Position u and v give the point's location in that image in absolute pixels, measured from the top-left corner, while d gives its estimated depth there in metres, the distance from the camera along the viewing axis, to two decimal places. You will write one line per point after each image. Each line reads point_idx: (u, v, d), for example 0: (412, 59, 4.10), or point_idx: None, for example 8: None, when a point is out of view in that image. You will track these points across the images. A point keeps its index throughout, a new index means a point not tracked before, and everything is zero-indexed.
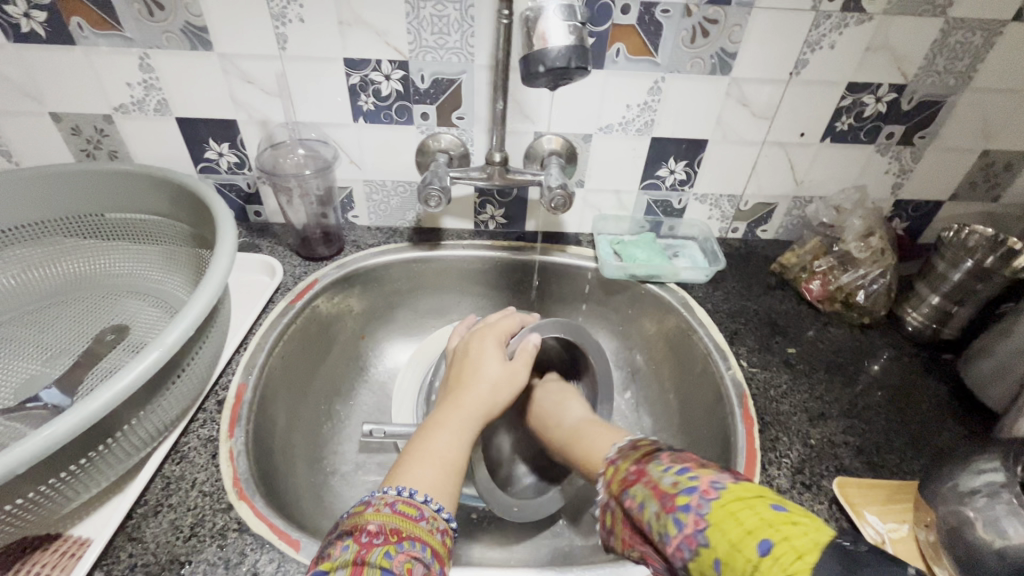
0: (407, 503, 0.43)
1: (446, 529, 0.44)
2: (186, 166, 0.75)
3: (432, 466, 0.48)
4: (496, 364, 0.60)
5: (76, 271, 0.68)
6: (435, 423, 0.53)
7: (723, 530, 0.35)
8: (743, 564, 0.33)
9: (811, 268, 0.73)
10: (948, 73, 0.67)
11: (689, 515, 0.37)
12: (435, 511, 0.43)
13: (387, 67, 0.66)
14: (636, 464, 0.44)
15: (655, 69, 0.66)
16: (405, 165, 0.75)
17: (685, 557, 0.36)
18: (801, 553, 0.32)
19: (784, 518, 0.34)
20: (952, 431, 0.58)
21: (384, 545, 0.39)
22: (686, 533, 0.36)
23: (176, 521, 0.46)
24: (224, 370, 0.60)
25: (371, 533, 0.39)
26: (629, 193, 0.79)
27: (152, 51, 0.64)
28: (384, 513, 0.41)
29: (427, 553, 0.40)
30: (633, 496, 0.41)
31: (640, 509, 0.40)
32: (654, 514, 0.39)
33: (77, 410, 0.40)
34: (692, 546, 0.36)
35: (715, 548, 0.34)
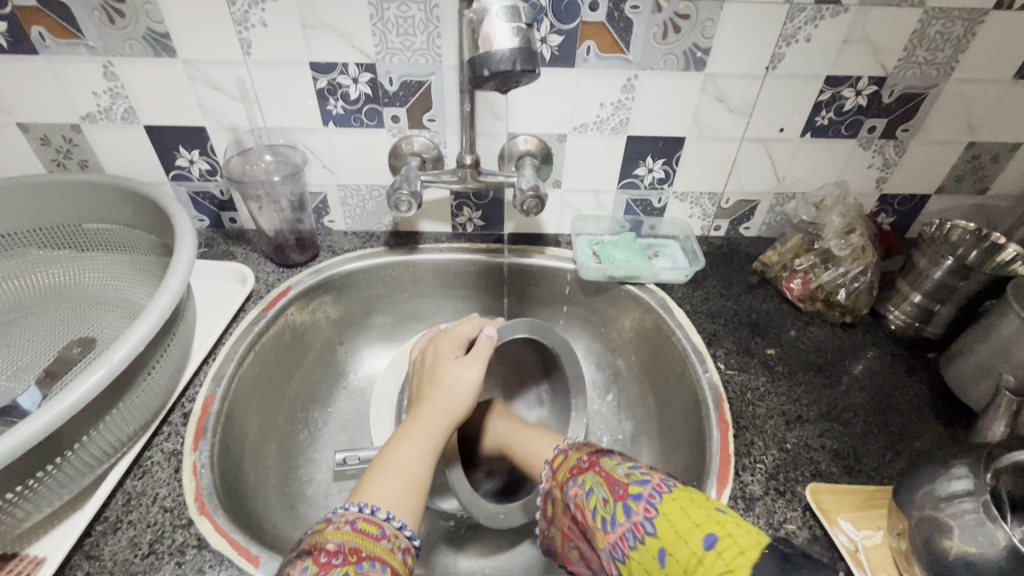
0: (368, 520, 0.42)
1: (408, 547, 0.43)
2: (158, 174, 0.74)
3: (394, 481, 0.47)
4: (451, 368, 0.60)
5: (47, 282, 0.68)
6: (397, 436, 0.53)
7: (671, 520, 0.39)
8: (686, 553, 0.37)
9: (792, 267, 0.72)
10: (928, 65, 0.65)
11: (639, 502, 0.41)
12: (397, 529, 0.43)
13: (354, 70, 0.65)
14: (587, 455, 0.49)
15: (627, 66, 0.65)
16: (378, 169, 0.74)
17: (628, 541, 0.40)
18: (743, 548, 0.36)
19: (727, 520, 0.38)
20: (932, 433, 0.57)
21: (343, 566, 0.38)
22: (635, 518, 0.41)
23: (135, 538, 0.46)
24: (191, 381, 0.59)
25: (330, 552, 0.39)
26: (608, 193, 0.78)
27: (116, 59, 0.63)
28: (344, 532, 0.41)
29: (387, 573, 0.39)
30: (582, 482, 0.47)
31: (589, 494, 0.45)
32: (602, 499, 0.44)
33: (25, 427, 0.39)
34: (638, 532, 0.40)
35: (662, 536, 0.39)
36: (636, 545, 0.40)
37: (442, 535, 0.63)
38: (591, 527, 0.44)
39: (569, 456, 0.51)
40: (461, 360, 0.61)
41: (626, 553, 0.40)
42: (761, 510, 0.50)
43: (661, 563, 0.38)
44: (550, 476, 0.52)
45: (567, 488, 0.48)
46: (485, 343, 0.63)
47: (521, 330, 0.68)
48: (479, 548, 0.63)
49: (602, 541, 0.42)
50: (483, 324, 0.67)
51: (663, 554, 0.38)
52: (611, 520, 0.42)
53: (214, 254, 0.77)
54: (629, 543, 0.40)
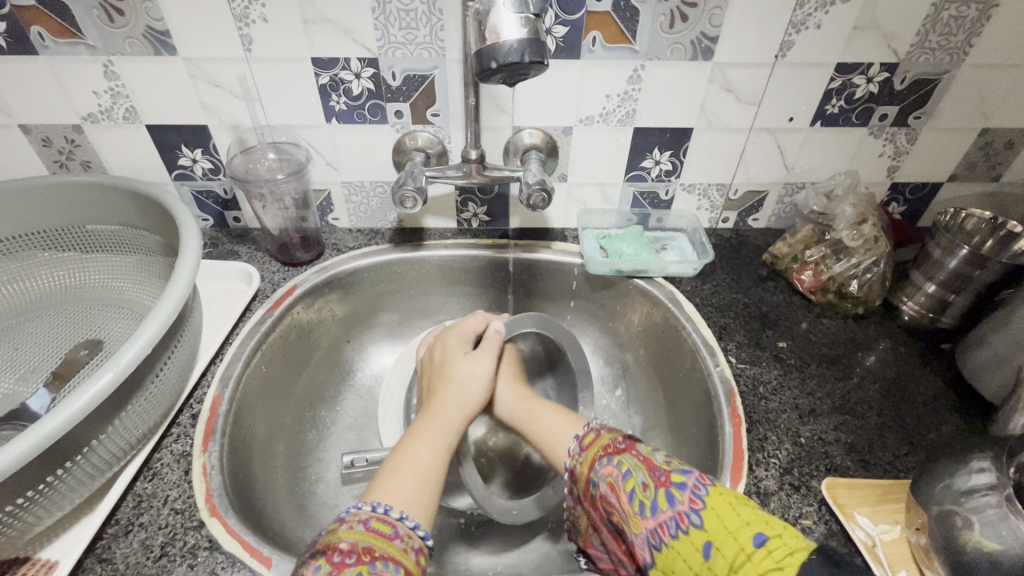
0: (381, 520, 0.42)
1: (422, 547, 0.43)
2: (160, 173, 0.74)
3: (409, 479, 0.47)
4: (461, 366, 0.60)
5: (52, 284, 0.68)
6: (409, 435, 0.52)
7: (719, 514, 0.38)
8: (736, 547, 0.36)
9: (803, 258, 0.71)
10: (941, 50, 0.64)
11: (684, 491, 0.41)
12: (410, 529, 0.42)
13: (357, 65, 0.64)
14: (622, 439, 0.49)
15: (633, 57, 0.64)
16: (382, 166, 0.73)
17: (669, 530, 0.40)
18: (793, 549, 0.35)
19: (772, 520, 0.38)
20: (949, 425, 0.56)
21: (356, 565, 0.38)
22: (679, 507, 0.40)
23: (147, 541, 0.46)
24: (199, 382, 0.59)
25: (344, 552, 0.38)
26: (614, 186, 0.77)
27: (116, 58, 0.63)
28: (357, 531, 0.40)
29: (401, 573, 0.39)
30: (619, 464, 0.46)
31: (627, 477, 0.44)
32: (642, 484, 0.43)
33: (35, 430, 0.39)
34: (683, 521, 0.39)
35: (709, 529, 0.38)
36: (678, 534, 0.39)
37: (453, 532, 0.63)
38: (625, 509, 0.43)
39: (601, 438, 0.50)
40: (470, 357, 0.61)
41: (665, 540, 0.40)
42: (776, 505, 0.49)
43: (708, 555, 0.37)
44: (578, 455, 0.51)
45: (599, 467, 0.47)
46: (495, 340, 0.63)
47: (529, 325, 0.67)
48: (491, 545, 0.62)
49: (639, 526, 0.42)
50: (490, 320, 0.67)
51: (709, 547, 0.37)
52: (652, 505, 0.41)
53: (219, 254, 0.77)
54: (670, 531, 0.40)
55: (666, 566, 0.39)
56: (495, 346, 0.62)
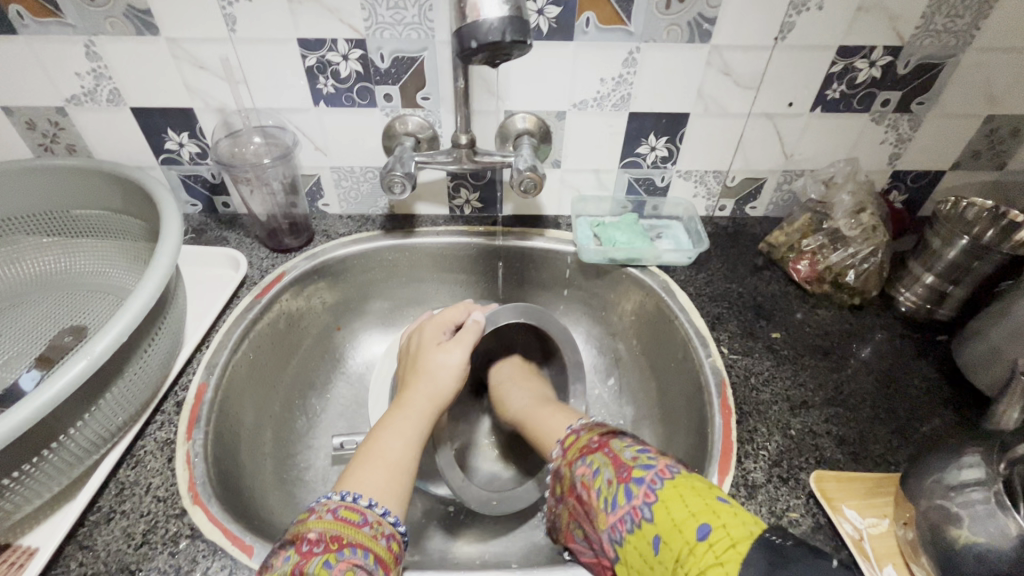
0: (350, 508, 0.42)
1: (393, 534, 0.42)
2: (147, 157, 0.73)
3: (379, 468, 0.46)
4: (436, 355, 0.59)
5: (37, 269, 0.67)
6: (381, 425, 0.52)
7: (667, 506, 0.37)
8: (680, 542, 0.35)
9: (799, 247, 0.70)
10: (947, 33, 0.62)
11: (640, 486, 0.40)
12: (379, 516, 0.42)
13: (344, 46, 0.62)
14: (599, 436, 0.48)
15: (628, 38, 0.62)
16: (372, 150, 0.72)
17: (626, 524, 0.39)
18: (735, 540, 0.34)
19: (725, 509, 0.36)
20: (942, 419, 0.55)
21: (324, 554, 0.37)
22: (634, 502, 0.39)
23: (128, 528, 0.45)
24: (184, 369, 0.58)
25: (312, 541, 0.38)
26: (609, 172, 0.75)
27: (97, 38, 0.61)
28: (325, 521, 0.40)
29: (370, 560, 0.39)
30: (591, 463, 0.45)
31: (596, 475, 0.44)
32: (608, 481, 0.42)
33: (1, 423, 0.38)
34: (636, 516, 0.39)
35: (657, 523, 0.37)
36: (633, 529, 0.39)
37: (441, 520, 0.63)
38: (594, 507, 0.43)
39: (579, 438, 0.50)
40: (445, 346, 0.60)
41: (624, 535, 0.39)
42: (764, 497, 0.49)
43: (655, 549, 0.37)
44: (559, 458, 0.50)
45: (575, 467, 0.47)
46: (474, 329, 0.62)
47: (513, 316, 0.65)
48: (478, 534, 0.62)
49: (603, 522, 0.41)
50: (472, 309, 0.65)
51: (658, 541, 0.37)
52: (613, 501, 0.41)
53: (208, 239, 0.76)
54: (627, 526, 0.39)
55: (626, 560, 0.39)
56: (470, 334, 0.61)
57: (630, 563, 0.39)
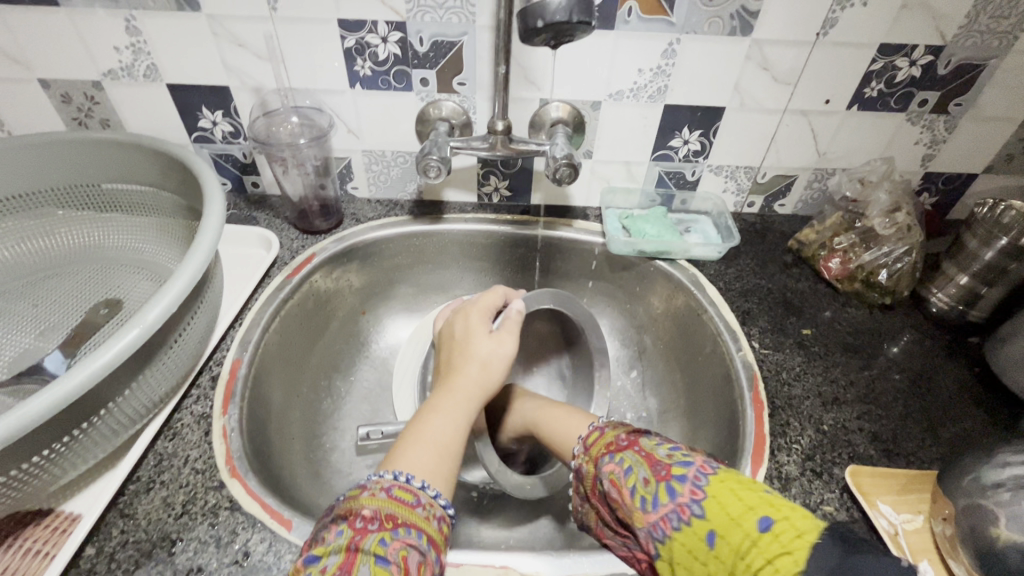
0: (403, 488, 0.41)
1: (444, 516, 0.42)
2: (180, 135, 0.73)
3: (430, 452, 0.46)
4: (484, 342, 0.58)
5: (74, 242, 0.68)
6: (429, 409, 0.51)
7: (721, 502, 0.38)
8: (741, 538, 0.35)
9: (831, 245, 0.70)
10: (990, 34, 0.61)
11: (684, 484, 0.40)
12: (432, 498, 0.42)
13: (384, 29, 0.62)
14: (625, 434, 0.47)
15: (670, 29, 0.62)
16: (404, 135, 0.72)
17: (671, 523, 0.39)
18: (800, 532, 0.34)
19: (780, 502, 0.37)
20: (975, 419, 0.55)
21: (379, 532, 0.38)
22: (681, 499, 0.39)
23: (167, 498, 0.46)
24: (219, 346, 0.59)
25: (366, 518, 0.38)
26: (640, 164, 0.75)
27: (138, 13, 0.61)
28: (379, 498, 0.40)
29: (423, 541, 0.39)
30: (621, 460, 0.45)
31: (628, 472, 0.43)
32: (643, 480, 0.42)
33: (46, 394, 0.38)
34: (684, 513, 0.38)
35: (711, 518, 0.37)
36: (681, 525, 0.38)
37: (467, 504, 0.63)
38: (627, 504, 0.42)
39: (601, 434, 0.49)
40: (494, 334, 0.59)
41: (669, 533, 0.39)
42: (798, 490, 0.49)
43: (711, 545, 0.36)
44: (581, 455, 0.50)
45: (602, 465, 0.46)
46: (517, 316, 0.62)
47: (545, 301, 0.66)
48: (503, 520, 0.62)
49: (641, 521, 0.41)
50: (509, 295, 0.65)
51: (713, 537, 0.37)
52: (652, 500, 0.40)
53: (238, 219, 0.76)
54: (672, 523, 0.39)
55: (672, 559, 0.39)
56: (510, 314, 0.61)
57: (676, 560, 0.39)
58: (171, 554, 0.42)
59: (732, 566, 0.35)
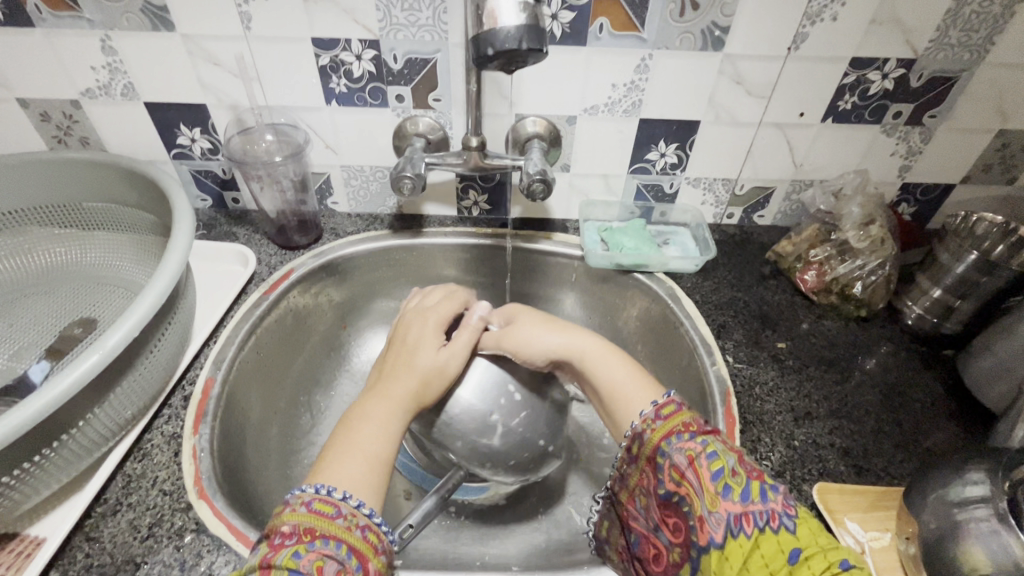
0: (324, 501, 0.40)
1: (370, 525, 0.40)
2: (158, 152, 0.73)
3: (356, 465, 0.44)
4: (430, 355, 0.53)
5: (52, 260, 0.68)
6: (358, 420, 0.48)
7: (811, 529, 0.36)
8: (824, 564, 0.34)
9: (807, 258, 0.70)
10: (961, 47, 0.62)
11: (778, 494, 0.38)
12: (354, 508, 0.40)
13: (358, 47, 0.62)
14: (706, 421, 0.45)
15: (642, 45, 0.62)
16: (382, 150, 0.72)
17: (756, 522, 0.37)
18: None
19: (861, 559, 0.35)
20: (947, 433, 0.55)
21: (293, 545, 0.37)
22: (772, 505, 0.38)
23: (134, 521, 0.46)
24: (192, 364, 0.59)
25: (284, 535, 0.38)
26: (618, 177, 0.76)
27: (113, 33, 0.62)
28: (299, 513, 0.39)
29: (342, 550, 0.38)
30: (704, 442, 0.42)
31: (711, 456, 0.41)
32: (731, 469, 0.40)
33: (5, 421, 0.38)
34: (775, 520, 0.37)
35: (800, 537, 0.36)
36: (765, 529, 0.37)
37: (443, 520, 0.63)
38: (702, 485, 0.40)
39: (682, 411, 0.45)
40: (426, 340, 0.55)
41: (748, 530, 0.37)
42: None
43: (796, 559, 0.34)
44: (652, 420, 0.45)
45: (677, 441, 0.43)
46: (474, 327, 0.57)
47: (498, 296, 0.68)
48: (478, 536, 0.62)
49: (715, 505, 0.39)
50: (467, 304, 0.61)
51: (796, 554, 0.35)
52: (742, 492, 0.38)
53: (217, 234, 0.76)
54: (757, 523, 0.37)
55: (734, 555, 0.37)
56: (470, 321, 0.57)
57: (736, 558, 0.36)
58: None
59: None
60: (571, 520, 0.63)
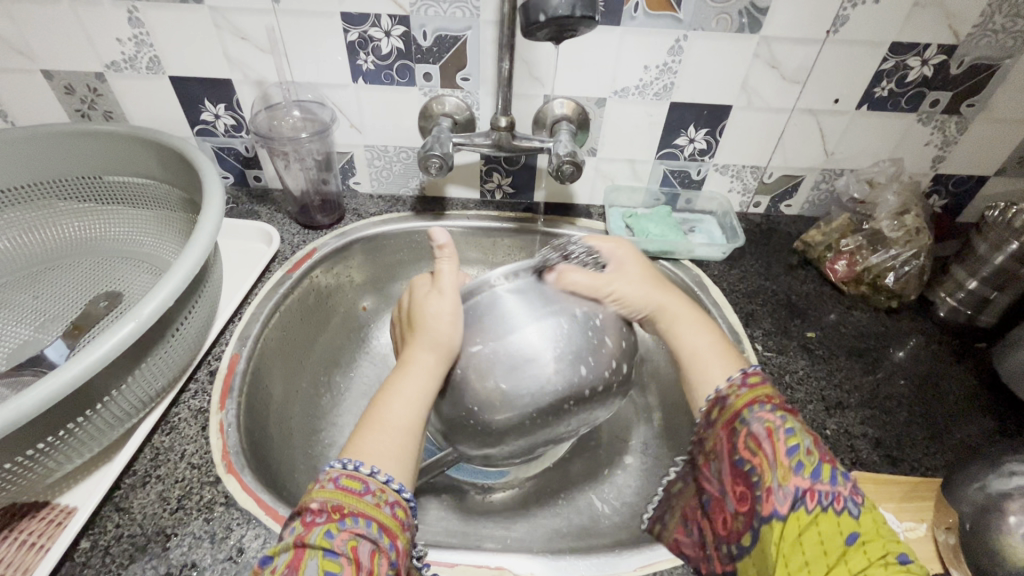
0: (351, 477, 0.39)
1: (398, 500, 0.39)
2: (181, 128, 0.73)
3: (389, 436, 0.43)
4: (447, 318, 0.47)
5: (75, 234, 0.68)
6: (384, 388, 0.46)
7: (875, 521, 0.37)
8: (881, 552, 0.35)
9: (838, 247, 0.69)
10: (1005, 33, 0.60)
11: (847, 480, 0.39)
12: (383, 484, 0.39)
13: (387, 23, 0.61)
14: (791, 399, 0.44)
15: (677, 26, 0.61)
16: (407, 131, 0.71)
17: (820, 500, 0.38)
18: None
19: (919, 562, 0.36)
20: (982, 425, 0.54)
21: (325, 524, 0.36)
22: (839, 489, 0.38)
23: (163, 493, 0.46)
24: (217, 341, 0.59)
25: (314, 512, 0.37)
26: (645, 163, 0.74)
27: (140, 4, 0.61)
28: (326, 490, 0.38)
29: (373, 529, 0.37)
30: (784, 419, 0.42)
31: (789, 433, 0.41)
32: (806, 448, 0.40)
33: (40, 388, 0.38)
34: (838, 503, 0.38)
35: (861, 523, 0.37)
36: (828, 508, 0.38)
37: (464, 502, 0.63)
38: (775, 458, 0.40)
39: (767, 382, 0.45)
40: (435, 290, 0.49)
41: (811, 505, 0.38)
42: None
43: (853, 541, 0.36)
44: (737, 388, 0.45)
45: (756, 413, 0.43)
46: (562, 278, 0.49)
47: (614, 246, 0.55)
48: (501, 518, 0.61)
49: (784, 478, 0.39)
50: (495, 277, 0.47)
51: (854, 537, 0.36)
52: (814, 470, 0.39)
53: (239, 213, 0.76)
54: (820, 501, 0.38)
55: (792, 528, 0.38)
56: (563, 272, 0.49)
57: (793, 531, 0.38)
58: (166, 549, 0.42)
59: (857, 565, 0.35)
60: (594, 506, 0.62)
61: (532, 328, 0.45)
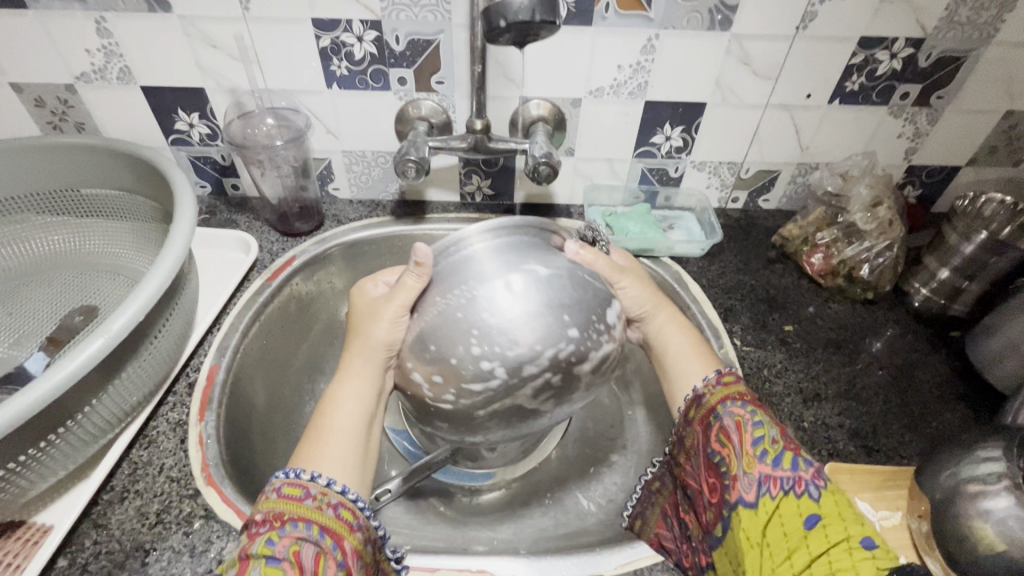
0: (293, 484, 0.38)
1: (343, 502, 0.39)
2: (156, 139, 0.72)
3: (336, 443, 0.43)
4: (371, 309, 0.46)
5: (49, 248, 0.67)
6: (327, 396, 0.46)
7: (838, 501, 0.38)
8: (843, 536, 0.36)
9: (814, 241, 0.70)
10: (971, 26, 0.61)
11: (811, 466, 0.40)
12: (324, 487, 0.39)
13: (359, 28, 0.61)
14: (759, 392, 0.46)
15: (648, 25, 0.61)
16: (384, 135, 0.71)
17: (782, 486, 0.39)
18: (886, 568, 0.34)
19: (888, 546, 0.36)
20: (956, 413, 0.55)
21: (266, 533, 0.36)
22: (801, 474, 0.40)
23: (142, 508, 0.45)
24: (195, 353, 0.58)
25: (258, 522, 0.37)
26: (623, 161, 0.75)
27: (109, 14, 0.60)
28: (270, 500, 0.38)
29: (315, 531, 0.36)
30: (752, 411, 0.43)
31: (757, 425, 0.42)
32: (772, 437, 0.41)
33: (7, 408, 0.37)
34: (801, 487, 0.39)
35: (822, 506, 0.38)
36: (789, 493, 0.39)
37: (450, 506, 0.63)
38: (740, 448, 0.42)
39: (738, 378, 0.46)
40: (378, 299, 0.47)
41: (774, 492, 0.39)
42: None
43: (812, 525, 0.37)
44: (711, 383, 0.46)
45: (723, 408, 0.44)
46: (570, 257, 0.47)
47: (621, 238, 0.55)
48: (487, 519, 0.61)
49: (749, 467, 0.41)
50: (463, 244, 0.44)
51: (815, 520, 0.37)
52: (776, 458, 0.40)
53: (217, 222, 0.75)
54: (782, 487, 0.39)
55: (757, 514, 0.40)
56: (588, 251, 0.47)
57: (757, 518, 0.39)
58: (145, 564, 0.42)
59: (817, 550, 0.36)
60: (580, 505, 0.62)
61: (500, 284, 0.41)
